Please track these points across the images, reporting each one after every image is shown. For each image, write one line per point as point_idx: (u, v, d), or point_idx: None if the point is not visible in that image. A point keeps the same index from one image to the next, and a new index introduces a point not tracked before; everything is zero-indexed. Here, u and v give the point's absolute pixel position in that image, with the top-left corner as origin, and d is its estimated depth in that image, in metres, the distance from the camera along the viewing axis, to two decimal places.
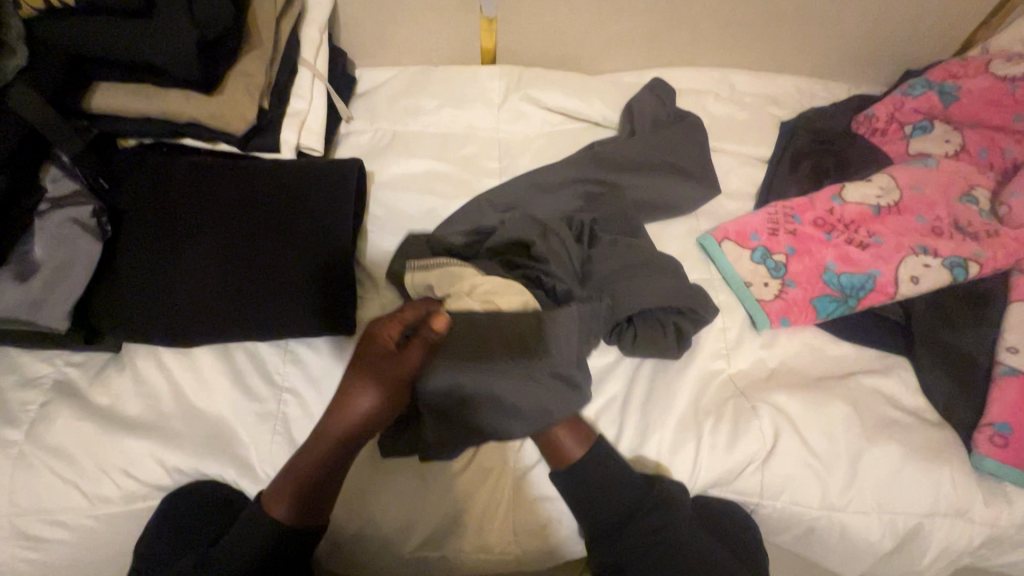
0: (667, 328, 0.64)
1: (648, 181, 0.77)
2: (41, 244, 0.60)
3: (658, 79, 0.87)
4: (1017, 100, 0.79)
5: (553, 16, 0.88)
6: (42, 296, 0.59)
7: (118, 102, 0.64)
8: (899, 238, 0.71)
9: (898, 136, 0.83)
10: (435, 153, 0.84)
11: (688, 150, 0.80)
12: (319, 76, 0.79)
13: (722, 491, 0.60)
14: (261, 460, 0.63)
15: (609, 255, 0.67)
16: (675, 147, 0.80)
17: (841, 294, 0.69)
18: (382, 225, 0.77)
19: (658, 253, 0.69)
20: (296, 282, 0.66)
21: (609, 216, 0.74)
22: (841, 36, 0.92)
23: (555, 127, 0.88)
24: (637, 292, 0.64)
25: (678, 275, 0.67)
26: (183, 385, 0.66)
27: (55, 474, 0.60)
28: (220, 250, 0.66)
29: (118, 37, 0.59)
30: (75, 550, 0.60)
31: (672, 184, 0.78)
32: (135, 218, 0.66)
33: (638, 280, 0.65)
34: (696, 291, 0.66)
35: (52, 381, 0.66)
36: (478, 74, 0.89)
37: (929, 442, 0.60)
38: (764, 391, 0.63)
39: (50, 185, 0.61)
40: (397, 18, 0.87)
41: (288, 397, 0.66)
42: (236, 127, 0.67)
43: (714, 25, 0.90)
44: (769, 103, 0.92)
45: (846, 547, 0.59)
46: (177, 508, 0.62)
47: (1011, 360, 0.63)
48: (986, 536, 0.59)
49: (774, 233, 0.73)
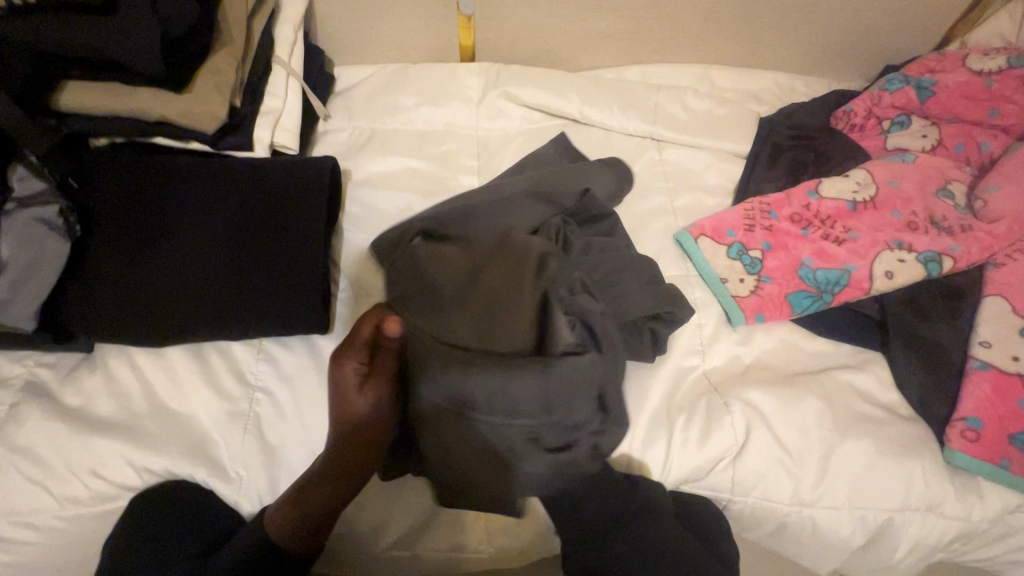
0: (644, 335, 0.64)
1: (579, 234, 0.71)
2: (7, 244, 0.60)
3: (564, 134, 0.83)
4: (993, 94, 0.79)
5: (531, 13, 0.88)
6: (8, 297, 0.59)
7: (89, 102, 0.63)
8: (874, 233, 0.70)
9: (877, 131, 0.82)
10: (412, 151, 0.83)
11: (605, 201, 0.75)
12: (294, 74, 0.78)
13: (695, 488, 0.60)
14: (232, 460, 0.63)
15: (592, 261, 0.66)
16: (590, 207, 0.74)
17: (816, 290, 0.69)
18: (357, 223, 0.77)
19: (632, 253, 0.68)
20: (268, 274, 0.65)
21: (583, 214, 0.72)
22: (821, 31, 0.92)
23: (533, 124, 0.88)
24: (625, 299, 0.63)
25: (655, 278, 0.67)
26: (156, 385, 0.65)
27: (23, 475, 0.60)
28: (190, 245, 0.65)
29: (84, 35, 0.58)
30: (44, 552, 0.60)
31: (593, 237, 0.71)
32: (105, 217, 0.65)
33: (620, 288, 0.64)
34: (672, 292, 0.65)
35: (23, 382, 0.65)
36: (456, 71, 0.89)
37: (902, 437, 0.60)
38: (738, 388, 0.63)
39: (16, 184, 0.61)
40: (374, 16, 0.87)
41: (261, 397, 0.66)
42: (207, 125, 0.66)
43: (693, 21, 0.90)
44: (749, 99, 0.92)
45: (818, 542, 0.59)
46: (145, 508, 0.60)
47: (983, 355, 0.63)
48: (958, 531, 0.59)
49: (751, 229, 0.73)
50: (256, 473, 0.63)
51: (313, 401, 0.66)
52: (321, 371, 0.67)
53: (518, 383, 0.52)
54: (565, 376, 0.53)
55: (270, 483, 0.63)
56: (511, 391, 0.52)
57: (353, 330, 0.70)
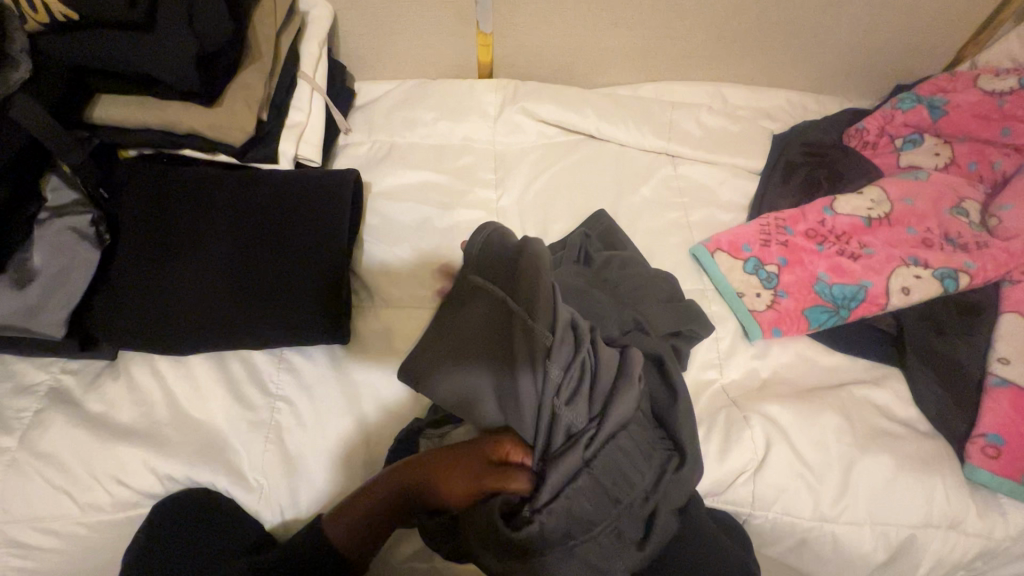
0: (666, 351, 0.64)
1: (613, 261, 0.70)
2: (39, 251, 0.61)
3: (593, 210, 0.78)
4: (1005, 114, 0.79)
5: (548, 31, 0.90)
6: (39, 304, 0.60)
7: (119, 114, 0.65)
8: (889, 249, 0.71)
9: (889, 149, 0.83)
10: (431, 164, 0.85)
11: (627, 242, 0.74)
12: (318, 89, 0.80)
13: (716, 503, 0.60)
14: (252, 468, 0.63)
15: (620, 277, 0.68)
16: (617, 244, 0.74)
17: (833, 305, 0.69)
18: (377, 233, 0.78)
19: (645, 268, 0.70)
20: (290, 281, 0.66)
21: (594, 237, 0.75)
22: (834, 49, 0.94)
23: (549, 139, 0.89)
24: (649, 316, 0.64)
25: (675, 292, 0.68)
26: (178, 393, 0.66)
27: (47, 481, 0.60)
28: (213, 269, 0.66)
29: (121, 49, 0.60)
30: (65, 559, 0.60)
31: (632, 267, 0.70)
32: (132, 229, 0.67)
33: (646, 302, 0.65)
34: (693, 310, 0.66)
35: (47, 389, 0.66)
36: (474, 87, 0.91)
37: (922, 453, 0.60)
38: (756, 402, 0.63)
39: (50, 194, 0.62)
40: (395, 34, 0.89)
41: (281, 405, 0.66)
42: (236, 138, 0.68)
43: (706, 40, 0.92)
44: (761, 116, 0.93)
45: (841, 559, 0.58)
46: (163, 516, 0.61)
47: (1002, 371, 0.63)
48: (980, 549, 0.58)
49: (766, 243, 0.74)
50: (276, 481, 0.63)
51: (332, 409, 0.66)
52: (341, 380, 0.68)
53: (563, 465, 0.49)
54: (607, 468, 0.50)
55: (290, 492, 0.63)
56: (553, 482, 0.49)
57: (374, 339, 0.71)
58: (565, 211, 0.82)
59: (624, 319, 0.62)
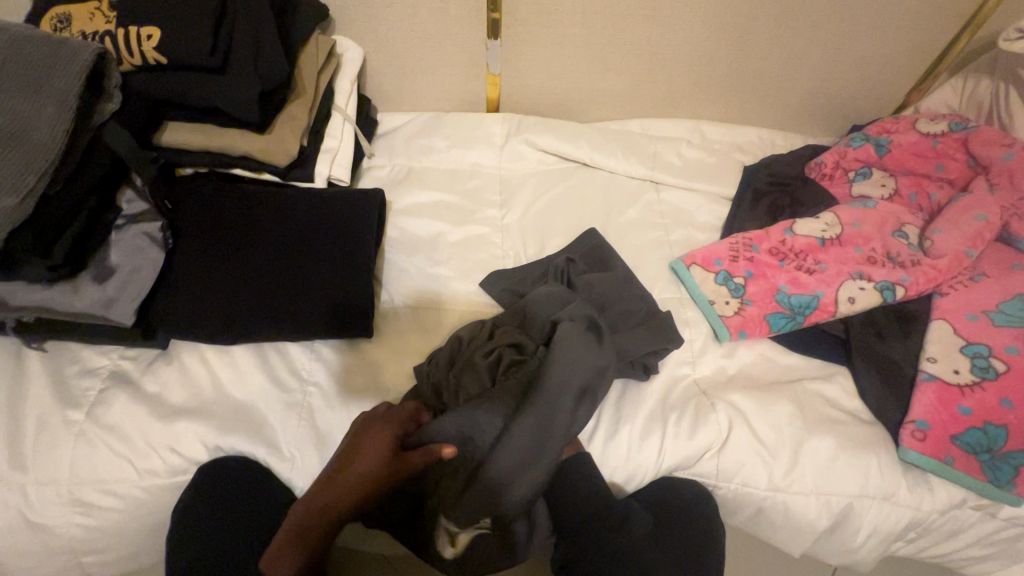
0: (638, 362, 0.74)
1: (601, 281, 0.80)
2: (116, 252, 0.72)
3: (587, 229, 0.90)
4: (938, 153, 0.93)
5: (549, 73, 1.03)
6: (115, 296, 0.70)
7: (183, 138, 0.77)
8: (839, 265, 0.82)
9: (843, 181, 0.95)
10: (444, 185, 0.97)
11: (616, 260, 0.86)
12: (349, 119, 0.92)
13: (686, 473, 0.71)
14: (287, 442, 0.73)
15: (606, 287, 0.79)
16: (606, 262, 0.86)
17: (791, 312, 0.80)
18: (397, 245, 0.89)
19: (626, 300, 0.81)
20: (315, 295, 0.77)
21: (587, 256, 0.86)
22: (797, 93, 1.07)
23: (548, 166, 1.01)
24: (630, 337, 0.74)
25: (653, 313, 0.78)
26: (223, 378, 0.76)
27: (109, 449, 0.70)
28: (248, 289, 0.76)
29: (198, 87, 0.73)
30: (123, 517, 0.70)
31: (619, 286, 0.80)
32: (191, 234, 0.78)
33: (626, 318, 0.77)
34: (669, 325, 0.77)
35: (108, 371, 0.76)
36: (483, 119, 1.04)
37: (861, 436, 0.71)
38: (723, 392, 0.74)
39: (126, 205, 0.74)
40: (416, 73, 1.03)
41: (313, 389, 0.76)
42: (281, 160, 0.79)
43: (686, 83, 1.05)
44: (734, 150, 1.06)
45: (791, 524, 0.69)
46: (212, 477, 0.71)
47: (930, 368, 0.73)
48: (911, 519, 0.69)
49: (734, 259, 0.85)
50: (308, 455, 0.72)
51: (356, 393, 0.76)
52: (365, 368, 0.78)
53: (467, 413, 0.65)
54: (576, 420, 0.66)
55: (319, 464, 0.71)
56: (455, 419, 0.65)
57: (391, 336, 0.81)
58: (561, 228, 0.93)
59: (575, 311, 0.72)
